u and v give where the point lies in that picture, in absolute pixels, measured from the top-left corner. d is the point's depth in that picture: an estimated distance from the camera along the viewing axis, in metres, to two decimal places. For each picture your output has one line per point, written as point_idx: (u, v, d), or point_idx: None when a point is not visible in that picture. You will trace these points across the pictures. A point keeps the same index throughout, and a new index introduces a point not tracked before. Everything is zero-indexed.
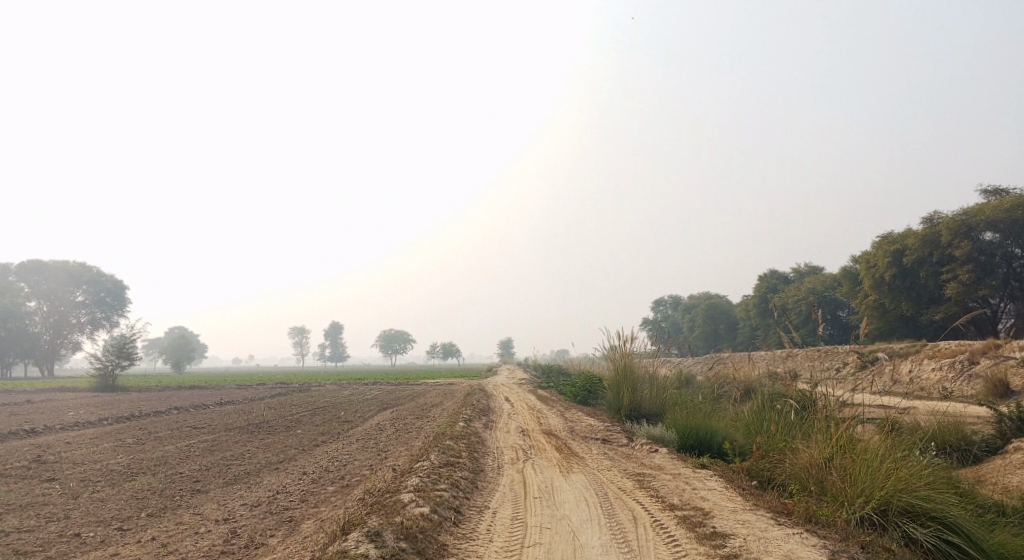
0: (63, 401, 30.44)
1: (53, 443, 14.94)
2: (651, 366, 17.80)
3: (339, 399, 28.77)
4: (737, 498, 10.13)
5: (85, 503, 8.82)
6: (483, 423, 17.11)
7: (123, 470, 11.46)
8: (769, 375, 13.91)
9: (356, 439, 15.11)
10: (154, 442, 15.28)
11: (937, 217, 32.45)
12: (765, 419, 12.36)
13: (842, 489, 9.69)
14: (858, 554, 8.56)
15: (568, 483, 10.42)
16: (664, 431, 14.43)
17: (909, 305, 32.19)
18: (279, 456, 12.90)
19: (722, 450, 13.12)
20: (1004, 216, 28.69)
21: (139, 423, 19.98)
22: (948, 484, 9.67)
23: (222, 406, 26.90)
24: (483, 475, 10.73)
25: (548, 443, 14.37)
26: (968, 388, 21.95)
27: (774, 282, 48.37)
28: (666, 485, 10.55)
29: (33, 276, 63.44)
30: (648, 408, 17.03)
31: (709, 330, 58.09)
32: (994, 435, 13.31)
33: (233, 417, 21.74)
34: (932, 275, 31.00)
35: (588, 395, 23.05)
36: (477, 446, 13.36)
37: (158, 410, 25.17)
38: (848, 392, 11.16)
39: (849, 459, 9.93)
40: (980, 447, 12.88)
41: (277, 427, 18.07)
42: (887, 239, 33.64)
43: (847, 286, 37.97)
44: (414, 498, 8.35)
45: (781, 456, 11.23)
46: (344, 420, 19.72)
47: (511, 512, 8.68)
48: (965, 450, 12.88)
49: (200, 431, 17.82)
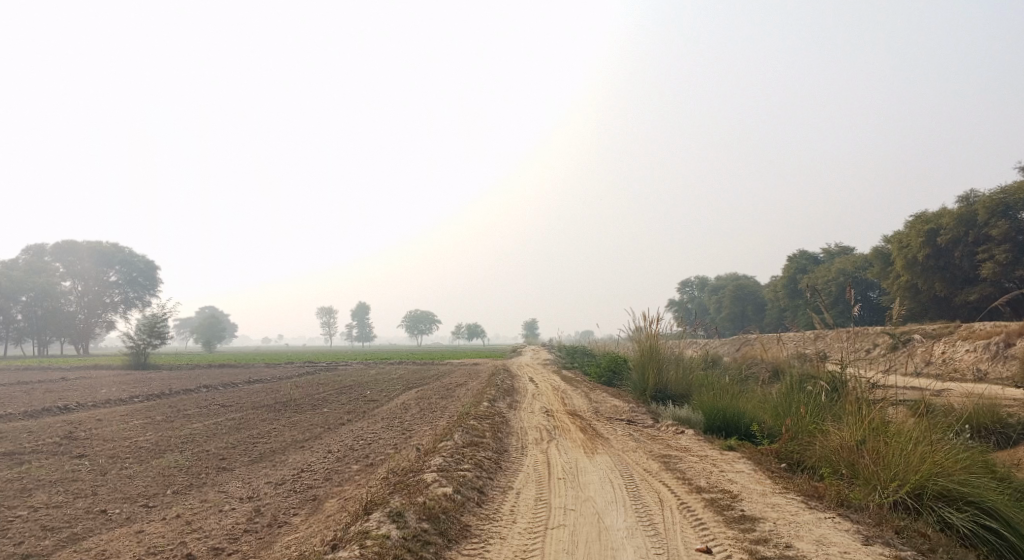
0: (97, 379, 31.07)
1: (84, 420, 15.19)
2: (677, 347, 17.58)
3: (365, 379, 28.96)
4: (766, 481, 9.93)
5: (113, 479, 8.91)
6: (507, 403, 17.05)
7: (151, 447, 11.59)
8: (798, 357, 13.62)
9: (381, 418, 15.14)
10: (182, 420, 15.45)
11: (974, 196, 31.52)
12: (793, 401, 12.09)
13: (875, 473, 9.44)
14: (892, 540, 8.33)
15: (593, 464, 10.30)
16: (690, 413, 14.23)
17: (942, 285, 31.42)
18: (304, 435, 12.96)
19: (750, 432, 12.87)
20: None
21: (168, 401, 20.27)
22: (986, 468, 9.37)
23: (250, 385, 27.22)
24: (507, 455, 10.65)
25: (573, 424, 14.26)
26: (1004, 370, 21.37)
27: (803, 263, 47.55)
28: (693, 467, 10.38)
29: (67, 257, 64.65)
30: (674, 389, 16.82)
31: (737, 311, 57.40)
32: None
33: (260, 395, 21.97)
34: (967, 255, 30.19)
35: (613, 376, 22.90)
36: (501, 426, 13.29)
37: (188, 387, 25.56)
38: (880, 373, 10.89)
39: (882, 442, 9.66)
40: (1017, 430, 12.50)
41: (303, 406, 18.21)
42: (921, 218, 32.80)
43: (879, 267, 37.17)
44: (436, 479, 8.29)
45: (810, 438, 10.99)
46: (369, 399, 19.81)
47: (534, 493, 8.58)
48: (1001, 433, 12.51)
49: (227, 409, 18.02)
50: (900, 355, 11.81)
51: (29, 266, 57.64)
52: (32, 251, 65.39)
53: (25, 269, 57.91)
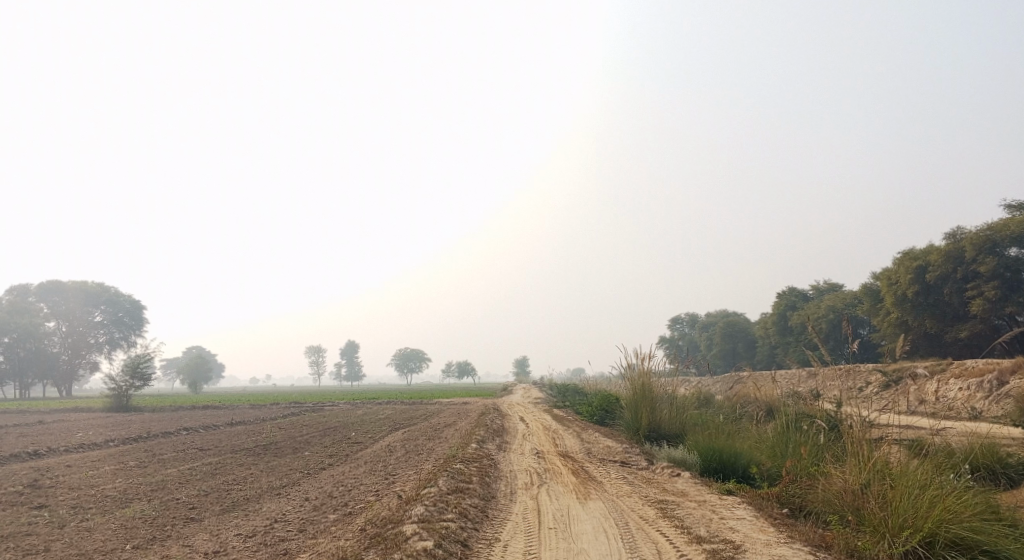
0: (75, 422, 30.07)
1: (53, 467, 14.48)
2: (671, 386, 17.10)
3: (351, 419, 28.17)
4: (769, 529, 9.41)
5: (70, 533, 8.28)
6: (496, 445, 16.47)
7: (117, 496, 10.93)
8: (792, 395, 13.22)
9: (364, 461, 14.53)
10: (156, 465, 14.74)
11: (961, 233, 31.53)
12: (792, 442, 11.61)
13: (883, 519, 8.94)
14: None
15: (586, 511, 9.73)
16: (686, 453, 13.66)
17: (932, 322, 31.13)
18: (282, 481, 12.34)
19: (747, 474, 12.31)
20: None
21: (144, 445, 19.50)
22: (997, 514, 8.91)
23: (233, 427, 26.39)
24: (494, 502, 10.09)
25: (565, 466, 13.68)
26: (998, 407, 20.99)
27: (793, 299, 47.28)
28: (691, 514, 9.85)
29: (52, 296, 63.64)
30: (668, 428, 16.28)
31: (727, 348, 57.02)
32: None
33: (241, 438, 21.21)
34: (957, 291, 30.03)
35: (605, 415, 22.30)
36: (489, 469, 12.71)
37: (167, 431, 24.72)
38: (874, 411, 10.48)
39: (888, 485, 9.18)
40: (1015, 469, 12.06)
41: (283, 449, 17.53)
42: (909, 255, 32.75)
43: (868, 303, 36.95)
44: (417, 531, 7.72)
45: (812, 481, 10.50)
46: (353, 442, 19.14)
47: (523, 546, 8.01)
48: (999, 472, 12.07)
49: (205, 453, 17.31)
50: (895, 393, 11.51)
51: (12, 305, 56.55)
52: (16, 292, 64.47)
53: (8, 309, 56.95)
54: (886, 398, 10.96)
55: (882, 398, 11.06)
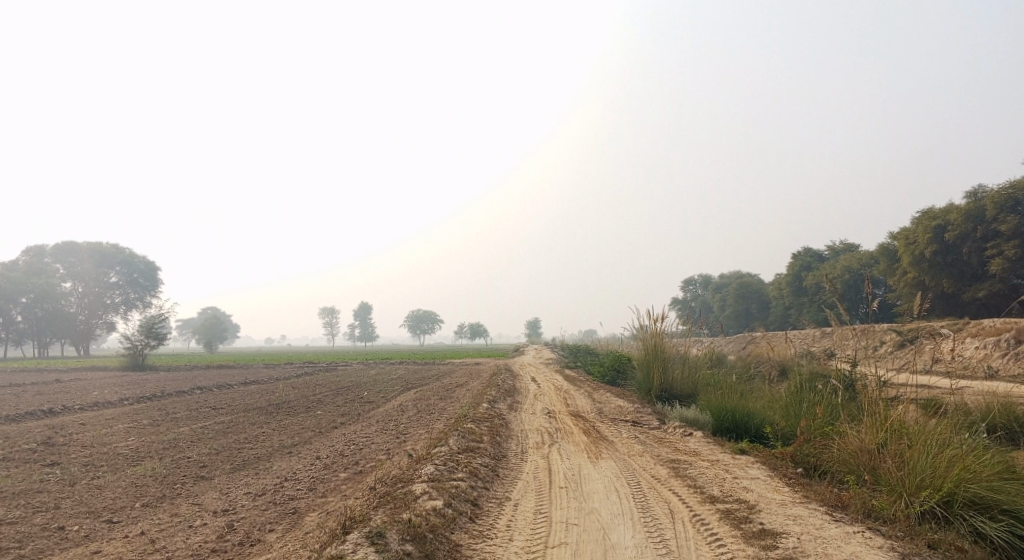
0: (92, 381, 30.34)
1: (67, 425, 14.56)
2: (683, 346, 16.96)
3: (365, 379, 28.28)
4: (783, 488, 9.28)
5: (80, 490, 8.28)
6: (508, 405, 16.41)
7: (129, 453, 10.94)
8: (806, 354, 13.06)
9: (376, 421, 14.52)
10: (169, 424, 14.80)
11: (982, 191, 30.83)
12: (806, 402, 11.43)
13: (900, 479, 8.78)
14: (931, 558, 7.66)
15: (597, 471, 9.63)
16: (698, 413, 13.53)
17: (950, 282, 30.66)
18: (293, 439, 12.33)
19: (761, 434, 12.18)
20: None
21: (158, 403, 19.62)
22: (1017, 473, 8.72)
23: (247, 386, 26.52)
24: (505, 461, 10.01)
25: (576, 426, 13.60)
26: (1015, 368, 20.70)
27: (808, 260, 46.74)
28: (704, 473, 9.73)
29: (68, 257, 64.11)
30: (680, 388, 16.16)
31: (740, 308, 56.70)
32: None
33: (254, 397, 21.29)
34: (976, 251, 29.45)
35: (617, 375, 22.21)
36: (500, 429, 12.65)
37: (182, 390, 24.89)
38: (889, 370, 10.33)
39: (905, 444, 9.01)
40: None
41: (295, 408, 17.56)
42: (928, 214, 32.12)
43: (885, 264, 36.44)
44: (426, 490, 7.64)
45: (827, 441, 10.33)
46: (365, 401, 19.15)
47: (534, 505, 7.93)
48: (1015, 432, 11.87)
49: (217, 411, 17.37)
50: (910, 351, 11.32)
51: (28, 266, 57.01)
52: (32, 253, 64.95)
53: (25, 270, 57.42)
54: (902, 359, 10.79)
55: (897, 357, 10.88)
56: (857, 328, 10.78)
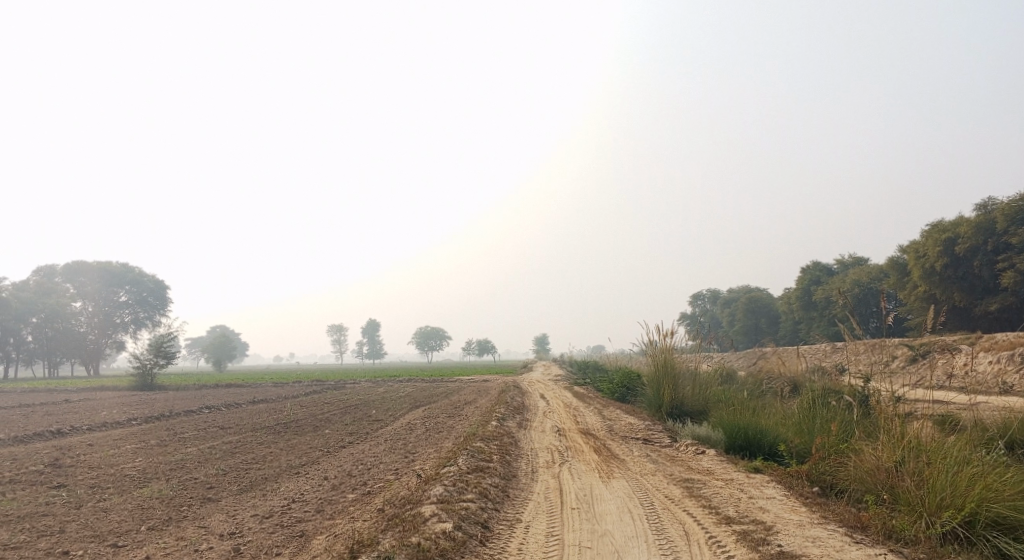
0: (100, 401, 30.28)
1: (74, 446, 14.49)
2: (693, 362, 16.77)
3: (373, 397, 28.15)
4: (800, 509, 9.08)
5: (86, 514, 8.17)
6: (517, 423, 16.24)
7: (135, 475, 10.84)
8: (818, 370, 12.88)
9: (384, 440, 14.39)
10: (176, 444, 14.71)
11: (992, 203, 30.60)
12: (819, 419, 11.24)
13: (919, 497, 8.57)
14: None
15: (609, 490, 9.47)
16: (710, 430, 13.32)
17: (961, 296, 30.35)
18: (301, 460, 12.21)
19: (774, 451, 11.97)
20: None
21: (166, 423, 19.53)
22: None
23: (255, 405, 26.42)
24: (515, 481, 9.85)
25: (586, 444, 13.41)
26: None
27: (817, 274, 46.45)
28: (719, 493, 9.54)
29: (78, 277, 64.44)
30: (691, 405, 15.96)
31: (749, 323, 56.34)
32: None
33: (262, 416, 21.18)
34: (987, 263, 29.15)
35: (626, 392, 22.00)
36: (510, 448, 12.50)
37: (190, 409, 24.81)
38: (902, 386, 10.19)
39: (923, 462, 8.81)
40: None
41: (303, 427, 17.45)
42: (938, 227, 31.86)
43: (895, 277, 36.15)
44: (436, 512, 7.51)
45: (843, 459, 10.13)
46: (373, 419, 19.01)
47: (546, 527, 7.77)
48: None
49: (225, 431, 17.27)
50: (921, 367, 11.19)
51: (39, 286, 57.34)
52: (43, 273, 65.34)
53: (35, 290, 57.71)
54: (915, 374, 10.63)
55: (910, 373, 10.72)
56: (869, 343, 10.65)
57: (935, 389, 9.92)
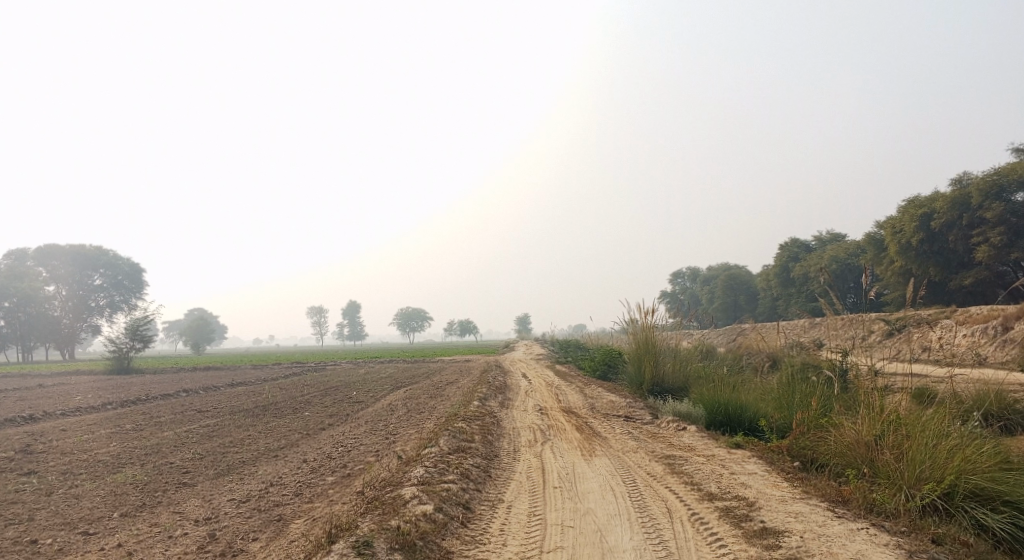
0: (76, 385, 29.74)
1: (47, 432, 14.19)
2: (673, 339, 16.78)
3: (353, 379, 27.97)
4: (782, 484, 9.09)
5: (57, 500, 7.97)
6: (499, 402, 16.17)
7: (109, 460, 10.61)
8: (797, 345, 12.91)
9: (365, 421, 14.25)
10: (152, 428, 14.45)
11: (966, 178, 30.86)
12: (799, 394, 11.26)
13: (898, 470, 8.62)
14: (937, 554, 7.49)
15: (592, 468, 9.41)
16: (690, 407, 13.33)
17: (937, 271, 30.68)
18: (280, 442, 12.04)
19: (754, 427, 12.00)
20: None
21: (142, 407, 19.21)
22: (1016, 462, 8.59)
23: (233, 388, 26.11)
24: (498, 461, 9.76)
25: (568, 422, 13.37)
26: (1002, 354, 20.70)
27: (796, 250, 46.74)
28: (701, 470, 9.53)
29: (50, 260, 63.20)
30: (672, 382, 15.99)
31: (729, 300, 56.75)
32: None
33: (240, 399, 20.92)
34: (962, 238, 29.43)
35: (608, 369, 22.04)
36: (492, 427, 12.41)
37: (167, 393, 24.46)
38: (879, 359, 10.22)
39: (902, 436, 8.84)
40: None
41: (283, 409, 17.26)
42: (914, 203, 32.10)
43: (871, 253, 36.48)
44: (416, 494, 7.40)
45: (823, 433, 10.15)
46: (354, 401, 18.87)
47: (528, 507, 7.69)
48: (1008, 419, 11.72)
49: (203, 414, 17.02)
50: (897, 341, 11.27)
51: (10, 270, 56.14)
52: (14, 257, 63.99)
53: (6, 274, 56.51)
54: (891, 348, 10.66)
55: (887, 346, 10.74)
56: (847, 317, 10.61)
57: (912, 362, 9.99)
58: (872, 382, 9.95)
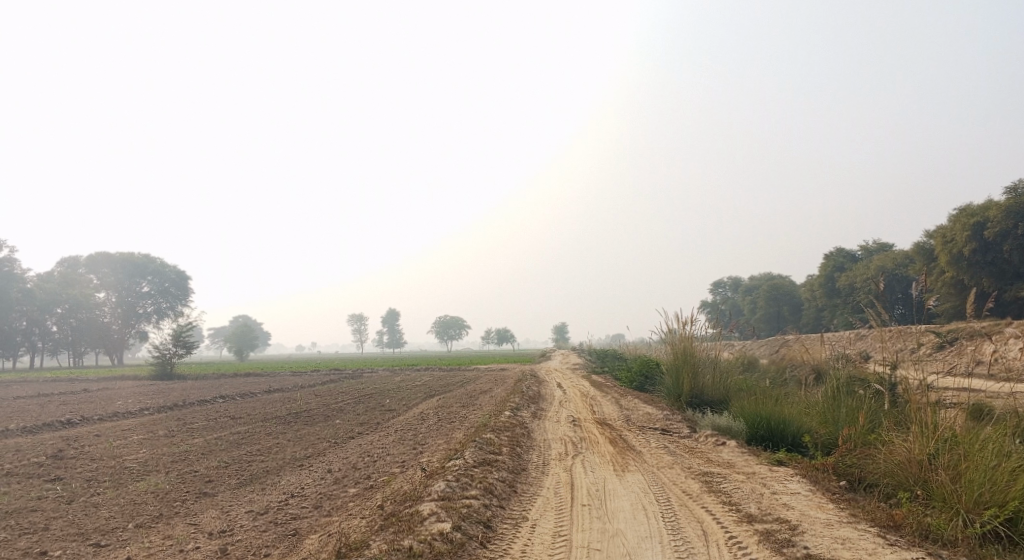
0: (118, 391, 30.17)
1: (81, 437, 14.29)
2: (713, 350, 16.19)
3: (388, 386, 27.87)
4: (827, 506, 8.54)
5: (75, 508, 7.88)
6: (531, 413, 15.80)
7: (136, 467, 10.57)
8: (842, 357, 12.29)
9: (394, 430, 14.02)
10: (183, 435, 14.44)
11: (1023, 186, 29.48)
12: (846, 409, 10.65)
13: (954, 492, 7.99)
14: None
15: (623, 485, 8.96)
16: (731, 421, 12.74)
17: (990, 282, 29.34)
18: (306, 451, 11.86)
19: (798, 443, 11.38)
20: None
21: (178, 413, 19.31)
22: None
23: (269, 395, 26.20)
24: (525, 475, 9.40)
25: (602, 435, 12.93)
26: None
27: (841, 260, 45.37)
28: (740, 488, 9.02)
29: (101, 268, 65.08)
30: (711, 394, 15.40)
31: (771, 311, 55.39)
32: None
33: (274, 406, 20.89)
34: (1017, 248, 28.10)
35: (645, 381, 21.47)
36: (521, 439, 12.05)
37: (203, 398, 24.62)
38: (930, 373, 9.67)
39: (958, 455, 8.22)
40: None
41: (314, 417, 17.13)
42: (966, 211, 30.81)
43: (921, 263, 35.14)
44: (434, 511, 7.10)
45: (871, 451, 9.53)
46: (386, 409, 18.67)
47: (553, 526, 7.31)
48: None
49: (235, 421, 16.98)
50: (949, 353, 10.52)
51: (62, 278, 57.94)
52: (66, 265, 66.02)
53: (58, 282, 58.30)
54: (944, 360, 9.99)
55: (940, 359, 10.04)
56: (896, 329, 9.96)
57: (968, 376, 9.45)
58: (924, 397, 9.35)
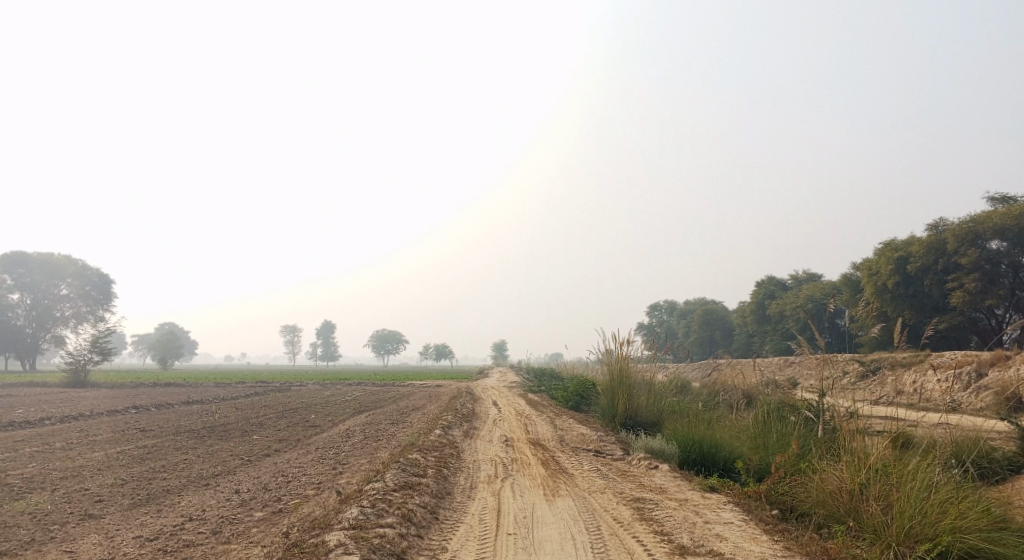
0: (19, 398, 27.90)
1: None
2: (648, 372, 15.96)
3: (316, 401, 26.73)
4: (760, 537, 8.28)
5: None
6: (463, 432, 15.21)
7: (18, 484, 9.54)
8: (772, 383, 12.25)
9: (315, 448, 13.22)
10: (82, 448, 13.25)
11: (943, 224, 30.69)
12: (778, 436, 10.50)
13: (885, 523, 7.84)
14: None
15: (552, 512, 8.51)
16: (663, 443, 12.49)
17: (911, 314, 30.30)
18: (216, 469, 11.01)
19: (729, 467, 11.18)
20: (1013, 223, 26.84)
21: (82, 424, 17.88)
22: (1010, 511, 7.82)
23: (188, 406, 24.68)
24: (448, 500, 8.84)
25: (533, 456, 12.48)
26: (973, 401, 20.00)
27: (773, 288, 46.48)
28: (672, 516, 8.69)
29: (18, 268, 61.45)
30: (645, 416, 15.19)
31: (704, 336, 56.29)
32: (1015, 452, 10.90)
33: (190, 418, 19.60)
34: (937, 283, 29.16)
35: (581, 401, 21.20)
36: (449, 460, 11.49)
37: (114, 408, 23.00)
38: (856, 402, 9.63)
39: (888, 486, 8.09)
40: (1002, 464, 10.54)
41: (231, 432, 16.11)
42: (891, 245, 31.88)
43: (848, 294, 36.16)
44: (342, 542, 6.49)
45: (803, 479, 9.35)
46: (310, 425, 17.74)
47: (474, 558, 6.79)
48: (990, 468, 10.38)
49: (142, 435, 15.76)
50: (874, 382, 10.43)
51: None
52: None
53: None
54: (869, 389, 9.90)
55: (866, 387, 9.94)
56: (825, 358, 9.84)
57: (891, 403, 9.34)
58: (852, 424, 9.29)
